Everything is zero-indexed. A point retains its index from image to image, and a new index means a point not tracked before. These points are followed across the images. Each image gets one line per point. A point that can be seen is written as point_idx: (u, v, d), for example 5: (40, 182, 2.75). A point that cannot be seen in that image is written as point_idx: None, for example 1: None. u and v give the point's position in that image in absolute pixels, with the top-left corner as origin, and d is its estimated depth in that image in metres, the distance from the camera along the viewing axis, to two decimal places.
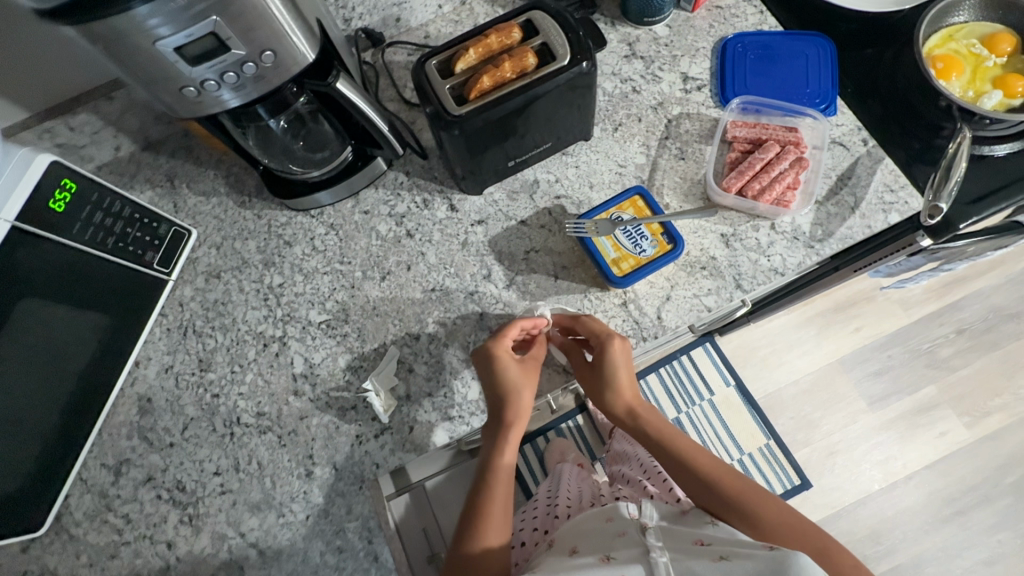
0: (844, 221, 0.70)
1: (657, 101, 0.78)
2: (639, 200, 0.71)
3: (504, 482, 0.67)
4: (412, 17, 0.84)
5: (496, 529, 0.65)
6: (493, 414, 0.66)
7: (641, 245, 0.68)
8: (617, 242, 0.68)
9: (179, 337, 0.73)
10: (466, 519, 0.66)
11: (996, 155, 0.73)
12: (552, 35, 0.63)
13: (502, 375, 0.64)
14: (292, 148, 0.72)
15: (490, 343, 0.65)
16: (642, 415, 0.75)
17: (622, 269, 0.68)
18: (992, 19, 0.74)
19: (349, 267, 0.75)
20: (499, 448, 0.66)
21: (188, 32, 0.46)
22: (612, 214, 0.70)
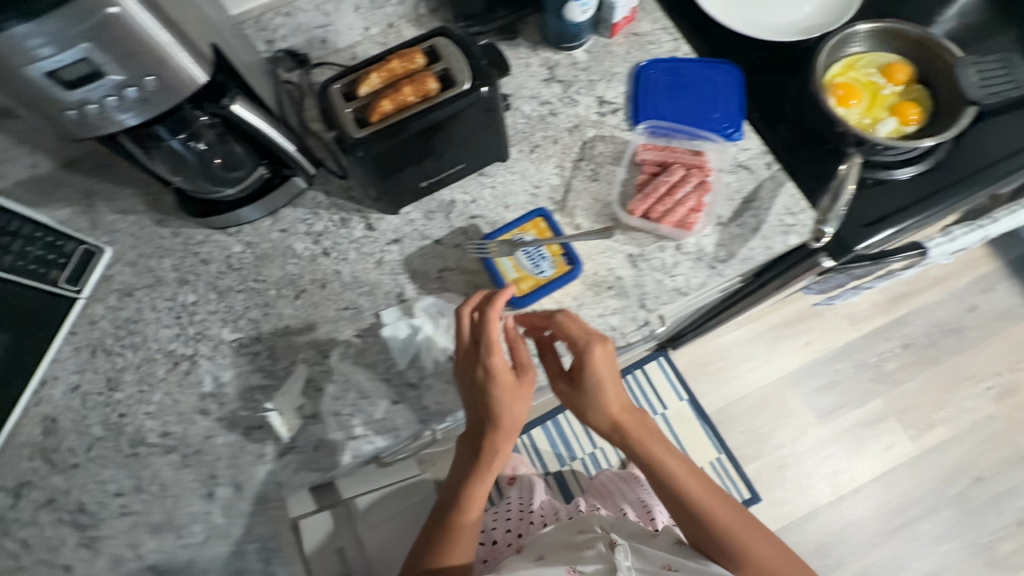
0: (746, 242, 0.71)
1: (573, 124, 0.80)
2: (541, 222, 0.72)
3: (476, 503, 0.70)
4: (338, 39, 0.85)
5: (463, 542, 0.71)
6: (473, 437, 0.67)
7: (540, 267, 0.70)
8: (516, 263, 0.69)
9: (88, 355, 0.73)
10: (437, 530, 0.71)
11: (898, 179, 0.75)
12: (453, 61, 0.64)
13: (488, 405, 0.63)
14: (208, 166, 0.72)
15: (481, 367, 0.62)
16: (630, 432, 0.68)
17: (521, 289, 0.69)
18: (888, 49, 0.77)
19: (263, 286, 0.75)
20: (479, 473, 0.68)
21: (59, 57, 0.46)
22: (514, 235, 0.72)
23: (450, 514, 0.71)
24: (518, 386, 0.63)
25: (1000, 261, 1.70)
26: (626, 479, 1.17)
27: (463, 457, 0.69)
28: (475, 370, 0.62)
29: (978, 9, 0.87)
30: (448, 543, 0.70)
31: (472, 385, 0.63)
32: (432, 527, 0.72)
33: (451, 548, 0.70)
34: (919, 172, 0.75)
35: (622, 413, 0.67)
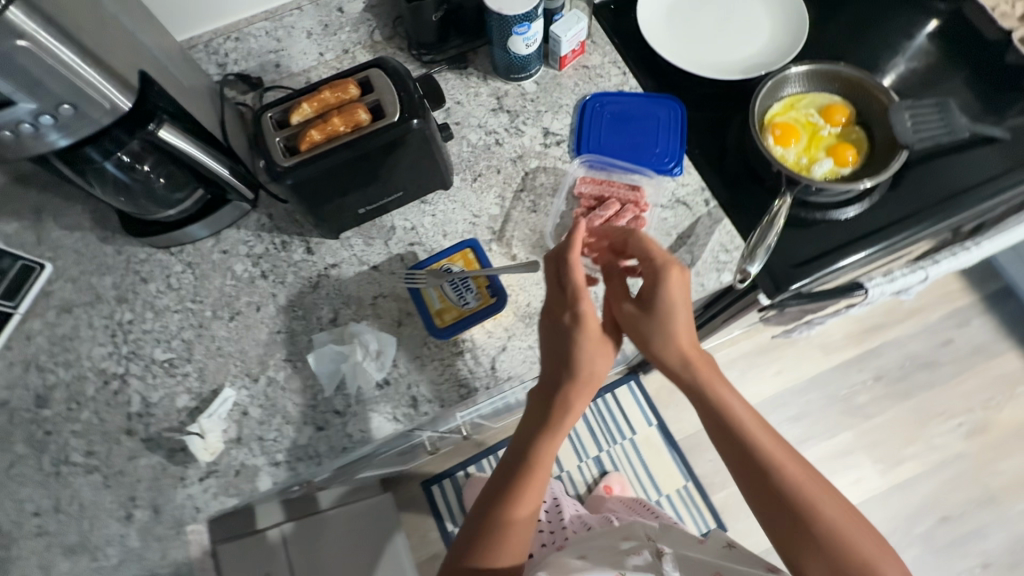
0: None
1: (517, 154, 0.80)
2: (469, 252, 0.73)
3: (545, 465, 0.65)
4: (292, 63, 0.86)
5: (515, 539, 0.62)
6: (548, 386, 0.65)
7: (465, 298, 0.70)
8: (441, 294, 0.70)
9: (21, 371, 0.73)
10: (489, 519, 0.63)
11: (842, 218, 0.75)
12: (385, 93, 0.65)
13: (573, 351, 0.62)
14: (153, 189, 0.70)
15: (570, 311, 0.63)
16: (698, 369, 0.63)
17: (444, 320, 0.70)
18: (829, 91, 0.78)
19: (199, 306, 0.75)
20: (550, 426, 0.64)
21: None
22: (442, 265, 0.73)
23: (505, 500, 0.63)
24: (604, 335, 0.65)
25: (976, 297, 1.69)
26: (638, 505, 1.14)
27: (534, 410, 0.66)
28: (563, 315, 0.63)
29: (926, 53, 0.88)
30: (507, 535, 0.62)
31: (558, 330, 0.64)
32: (488, 492, 0.65)
33: (502, 545, 0.62)
34: (860, 211, 0.75)
35: (691, 350, 0.64)
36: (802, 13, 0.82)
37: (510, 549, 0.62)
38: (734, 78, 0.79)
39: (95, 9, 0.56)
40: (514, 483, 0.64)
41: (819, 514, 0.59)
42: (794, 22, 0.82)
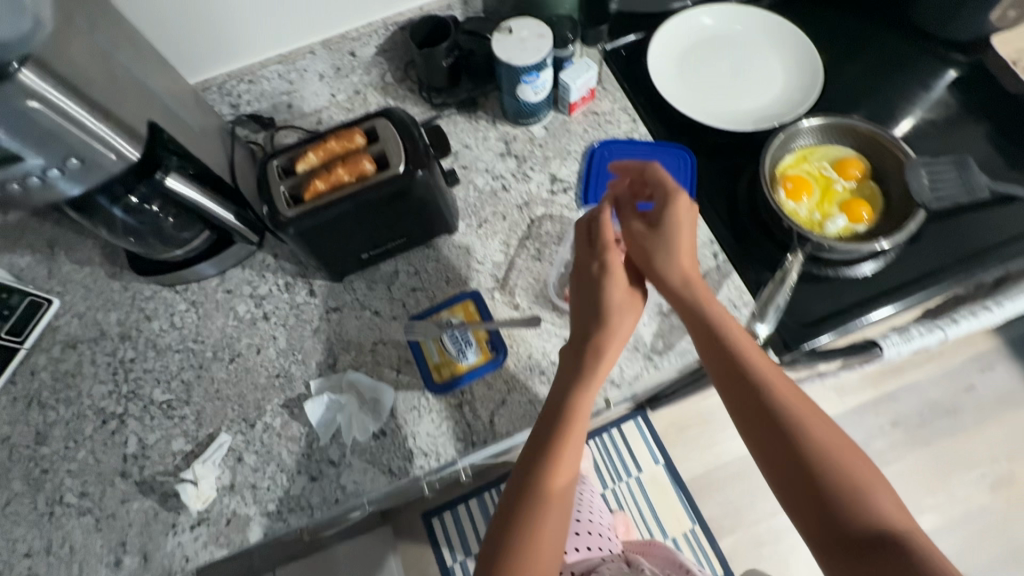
0: (684, 334, 0.70)
1: (523, 201, 0.80)
2: (470, 305, 0.72)
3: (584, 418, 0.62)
4: (304, 104, 0.85)
5: (557, 506, 0.60)
6: (581, 337, 0.64)
7: (464, 352, 0.69)
8: (440, 347, 0.69)
9: (23, 407, 0.74)
10: (526, 486, 0.60)
11: (856, 275, 0.72)
12: (391, 143, 0.65)
13: (604, 299, 0.63)
14: (161, 227, 0.69)
15: (596, 262, 0.65)
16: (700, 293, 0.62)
17: (442, 375, 0.69)
18: (843, 144, 0.76)
19: (200, 347, 0.75)
20: (586, 378, 0.62)
21: None
22: (442, 317, 0.72)
23: (541, 468, 0.60)
24: (635, 287, 0.66)
25: (999, 341, 1.63)
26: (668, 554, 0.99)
27: (567, 366, 0.64)
28: (590, 267, 0.65)
29: (944, 104, 0.86)
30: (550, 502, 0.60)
31: (586, 281, 0.65)
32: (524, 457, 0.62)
33: (546, 516, 0.60)
34: (878, 268, 0.72)
35: (693, 277, 0.63)
36: (818, 65, 0.81)
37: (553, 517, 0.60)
38: (744, 129, 0.78)
39: (107, 65, 0.57)
40: (551, 446, 0.61)
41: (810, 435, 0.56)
42: (808, 73, 0.81)
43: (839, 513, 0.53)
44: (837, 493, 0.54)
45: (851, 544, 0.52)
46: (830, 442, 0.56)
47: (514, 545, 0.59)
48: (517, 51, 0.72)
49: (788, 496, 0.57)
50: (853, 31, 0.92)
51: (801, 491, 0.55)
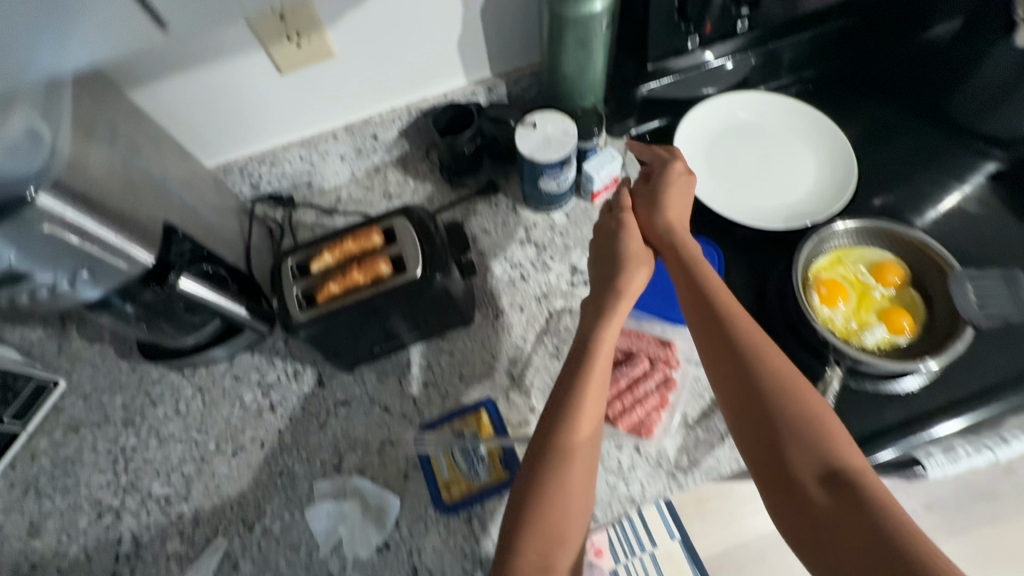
0: (711, 450, 0.65)
1: (542, 292, 0.77)
2: (484, 416, 0.69)
3: (606, 359, 0.60)
4: (324, 181, 0.85)
5: (586, 448, 0.57)
6: (603, 286, 0.65)
7: (476, 470, 0.66)
8: (451, 463, 0.66)
9: (19, 495, 0.71)
10: (540, 431, 0.58)
11: (896, 391, 0.67)
12: (409, 246, 0.63)
13: (626, 247, 0.65)
14: (174, 314, 0.64)
15: (612, 219, 0.69)
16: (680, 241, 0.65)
17: (451, 494, 0.65)
18: (880, 247, 0.73)
19: (203, 437, 0.73)
20: (602, 318, 0.62)
21: None
22: (453, 427, 0.68)
23: (570, 408, 0.57)
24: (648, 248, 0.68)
25: None
26: None
27: (588, 312, 0.64)
28: (608, 225, 0.69)
29: (984, 200, 0.83)
30: (571, 450, 0.56)
31: (605, 238, 0.68)
32: (547, 408, 0.60)
33: (576, 456, 0.56)
34: (922, 385, 0.67)
35: (677, 225, 0.66)
36: (851, 161, 0.78)
37: (573, 475, 0.55)
38: (775, 228, 0.75)
39: (127, 175, 0.57)
40: (567, 391, 0.58)
41: (767, 369, 0.55)
42: (841, 167, 0.78)
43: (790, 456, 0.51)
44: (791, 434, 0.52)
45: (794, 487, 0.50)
46: (790, 385, 0.54)
47: (542, 494, 0.54)
48: (541, 147, 0.70)
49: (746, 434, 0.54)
50: (885, 119, 0.89)
51: (755, 427, 0.53)
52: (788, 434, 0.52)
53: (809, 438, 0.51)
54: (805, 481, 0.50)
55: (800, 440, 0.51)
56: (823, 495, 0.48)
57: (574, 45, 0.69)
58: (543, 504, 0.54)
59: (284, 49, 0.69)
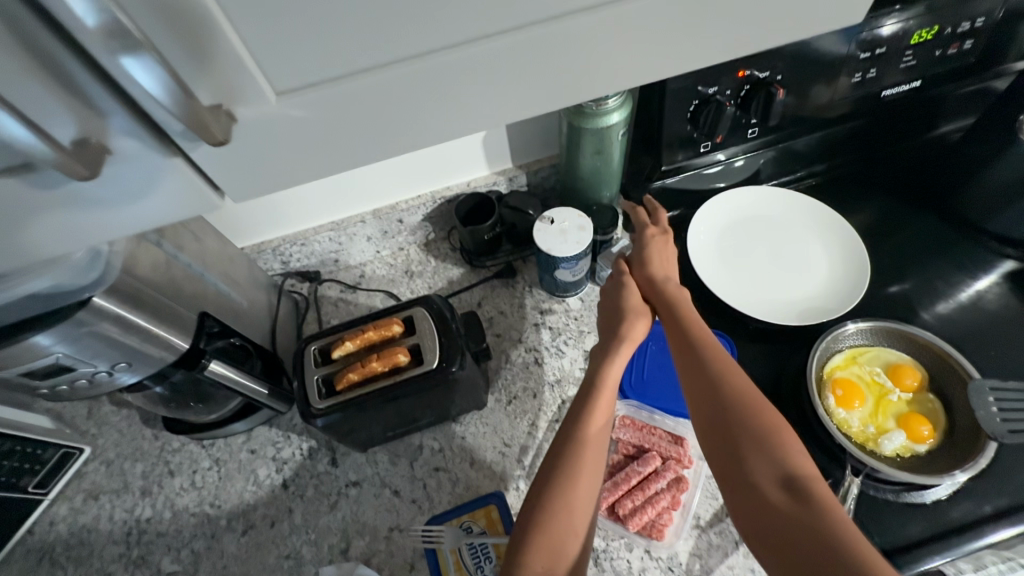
0: (724, 557, 0.64)
1: (555, 377, 0.78)
2: (493, 510, 0.68)
3: (608, 393, 0.62)
4: (350, 258, 0.90)
5: (589, 470, 0.57)
6: (608, 332, 0.67)
7: (482, 569, 0.64)
8: (458, 561, 0.65)
9: (35, 562, 0.73)
10: (545, 470, 0.58)
11: (921, 501, 0.65)
12: (426, 337, 0.66)
13: (626, 298, 0.68)
14: (201, 391, 0.68)
15: (614, 280, 0.72)
16: (667, 283, 0.67)
17: None
18: (896, 348, 0.73)
19: (216, 512, 0.73)
20: (605, 357, 0.64)
21: (30, 364, 0.50)
22: (462, 522, 0.68)
23: (572, 441, 0.58)
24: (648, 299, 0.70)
25: None
26: None
27: (592, 354, 0.66)
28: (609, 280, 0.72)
29: (1001, 298, 0.82)
30: (573, 484, 0.56)
31: (609, 291, 0.71)
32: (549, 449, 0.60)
33: (579, 478, 0.56)
34: (946, 496, 0.65)
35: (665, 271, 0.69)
36: (863, 258, 0.79)
37: (574, 509, 0.55)
38: (788, 324, 0.75)
39: (168, 271, 0.61)
40: (570, 425, 0.59)
41: (741, 399, 0.56)
42: (852, 263, 0.80)
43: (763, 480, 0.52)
44: (766, 462, 0.52)
45: (769, 509, 0.50)
46: (763, 415, 0.55)
47: (546, 529, 0.54)
48: (558, 242, 0.73)
49: (725, 461, 0.55)
50: (897, 213, 0.91)
51: (734, 455, 0.54)
52: (763, 459, 0.53)
53: (777, 455, 0.52)
54: (773, 497, 0.50)
55: (768, 458, 0.52)
56: (790, 507, 0.49)
57: (592, 152, 0.74)
58: (550, 523, 0.54)
59: None
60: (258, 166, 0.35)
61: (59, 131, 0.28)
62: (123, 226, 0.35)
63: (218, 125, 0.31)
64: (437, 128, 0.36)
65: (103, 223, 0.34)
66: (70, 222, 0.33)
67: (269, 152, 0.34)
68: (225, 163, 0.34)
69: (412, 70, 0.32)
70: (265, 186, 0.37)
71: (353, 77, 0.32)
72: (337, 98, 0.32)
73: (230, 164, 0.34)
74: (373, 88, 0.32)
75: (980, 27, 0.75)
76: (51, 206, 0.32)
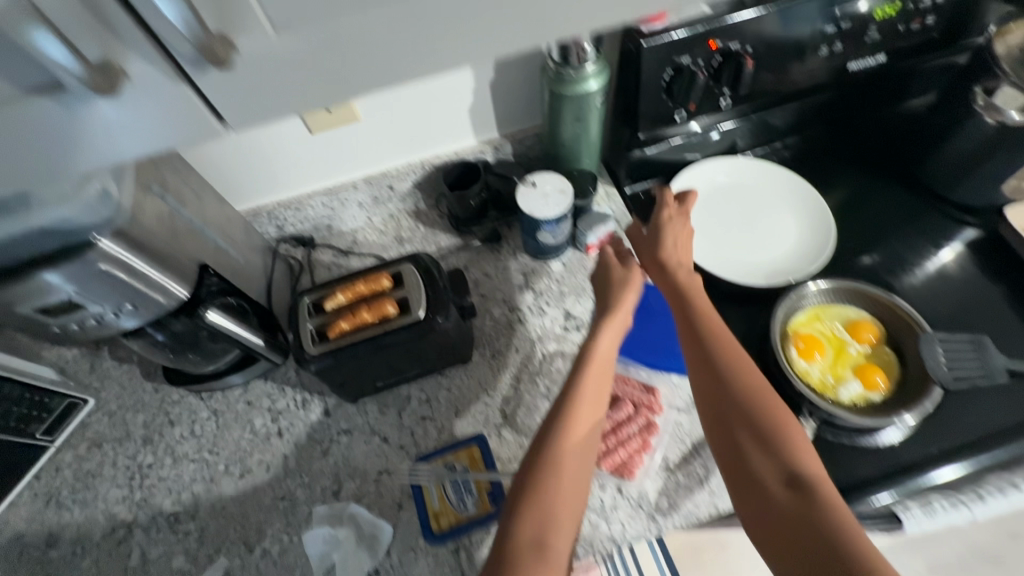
0: (690, 494, 0.69)
1: (537, 335, 0.83)
2: (475, 450, 0.73)
3: (601, 371, 0.65)
4: (342, 224, 0.93)
5: (581, 443, 0.61)
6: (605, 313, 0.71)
7: (464, 503, 0.70)
8: (441, 495, 0.70)
9: (42, 505, 0.77)
10: (541, 441, 0.61)
11: (874, 444, 0.70)
12: (414, 290, 0.70)
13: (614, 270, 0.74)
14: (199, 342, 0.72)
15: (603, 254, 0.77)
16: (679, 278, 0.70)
17: (440, 525, 0.69)
18: (855, 306, 0.78)
19: (214, 459, 0.78)
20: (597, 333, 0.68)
21: (41, 301, 0.54)
22: (445, 462, 0.73)
23: (566, 413, 0.62)
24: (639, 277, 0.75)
25: None
26: None
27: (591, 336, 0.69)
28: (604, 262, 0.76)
29: (961, 264, 0.87)
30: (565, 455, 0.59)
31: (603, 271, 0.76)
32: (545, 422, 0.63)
33: (569, 449, 0.60)
34: (896, 440, 0.70)
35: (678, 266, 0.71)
36: (830, 223, 0.84)
37: (565, 477, 0.58)
38: (756, 284, 0.80)
39: (172, 222, 0.65)
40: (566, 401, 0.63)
41: (748, 394, 0.59)
42: (819, 228, 0.84)
43: (764, 474, 0.55)
44: (767, 456, 0.56)
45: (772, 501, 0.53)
46: (767, 411, 0.58)
47: (540, 493, 0.57)
48: (539, 204, 0.77)
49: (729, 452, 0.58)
50: (865, 185, 0.95)
51: (740, 447, 0.57)
52: (766, 453, 0.56)
53: (779, 452, 0.56)
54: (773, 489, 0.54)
55: (768, 452, 0.56)
56: (788, 500, 0.52)
57: (572, 119, 0.77)
58: (547, 483, 0.57)
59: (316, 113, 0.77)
60: (258, 95, 0.39)
61: (88, 51, 0.32)
62: (133, 148, 0.39)
63: (225, 53, 0.34)
64: (416, 66, 0.41)
65: (119, 143, 0.38)
66: (88, 144, 0.37)
67: (268, 82, 0.38)
68: (228, 91, 0.38)
69: (394, 12, 0.36)
70: (264, 115, 0.41)
71: (341, 16, 0.36)
72: (327, 36, 0.36)
73: (233, 92, 0.38)
74: (359, 26, 0.36)
75: (941, 3, 0.80)
76: (70, 123, 0.35)
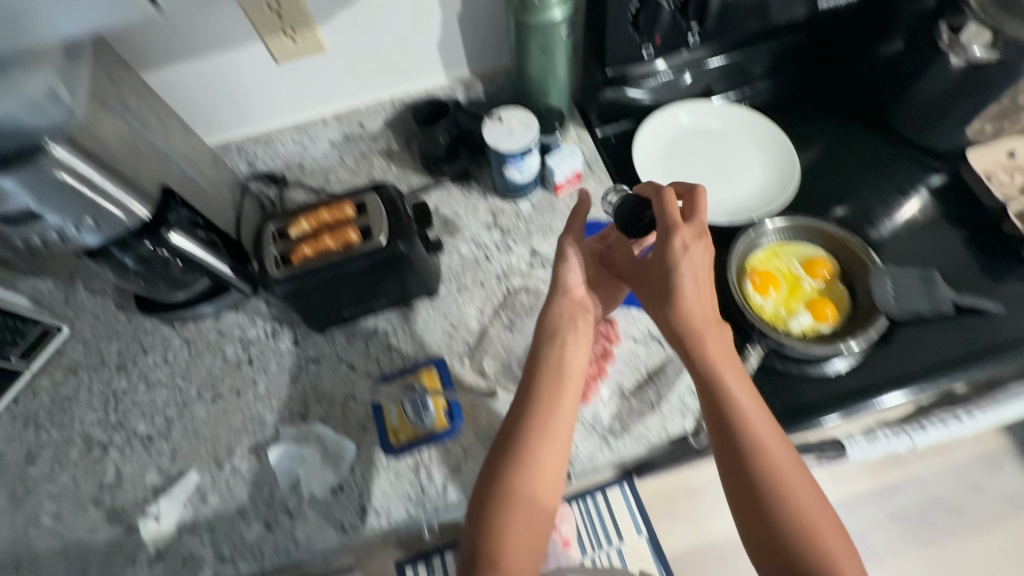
0: (642, 419, 0.71)
1: (502, 271, 0.84)
2: (433, 372, 0.76)
3: (571, 381, 0.64)
4: (313, 163, 0.93)
5: (553, 464, 0.60)
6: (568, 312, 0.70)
7: (421, 417, 0.71)
8: (400, 413, 0.72)
9: (21, 426, 0.80)
10: (509, 461, 0.59)
11: (821, 373, 0.72)
12: (377, 218, 0.71)
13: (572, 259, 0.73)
14: (166, 270, 0.72)
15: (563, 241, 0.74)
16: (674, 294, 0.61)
17: (399, 440, 0.72)
18: (812, 244, 0.80)
19: (186, 385, 0.80)
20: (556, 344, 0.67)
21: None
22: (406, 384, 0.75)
23: (530, 430, 0.61)
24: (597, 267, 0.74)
25: None
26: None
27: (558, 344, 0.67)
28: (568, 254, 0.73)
29: (924, 208, 0.89)
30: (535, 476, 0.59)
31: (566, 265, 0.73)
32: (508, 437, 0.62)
33: (538, 470, 0.59)
34: (842, 369, 0.72)
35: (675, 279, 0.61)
36: (795, 164, 0.85)
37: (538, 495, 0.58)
38: (717, 222, 0.80)
39: (134, 142, 0.66)
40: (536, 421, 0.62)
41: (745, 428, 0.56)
42: (783, 169, 0.85)
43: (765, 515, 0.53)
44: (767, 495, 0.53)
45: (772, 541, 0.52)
46: (767, 445, 0.55)
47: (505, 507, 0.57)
48: (504, 137, 0.78)
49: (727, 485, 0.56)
50: (835, 132, 0.96)
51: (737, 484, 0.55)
52: (761, 493, 0.54)
53: (777, 491, 0.53)
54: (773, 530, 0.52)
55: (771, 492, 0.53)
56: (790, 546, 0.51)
57: (538, 51, 0.77)
58: (515, 505, 0.57)
59: (281, 40, 0.78)
60: None
61: None
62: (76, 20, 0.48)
63: None
64: None
65: (66, 15, 0.47)
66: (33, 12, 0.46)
67: None
68: None
69: None
70: None
71: None
72: None
73: None
74: None
75: None
76: None
